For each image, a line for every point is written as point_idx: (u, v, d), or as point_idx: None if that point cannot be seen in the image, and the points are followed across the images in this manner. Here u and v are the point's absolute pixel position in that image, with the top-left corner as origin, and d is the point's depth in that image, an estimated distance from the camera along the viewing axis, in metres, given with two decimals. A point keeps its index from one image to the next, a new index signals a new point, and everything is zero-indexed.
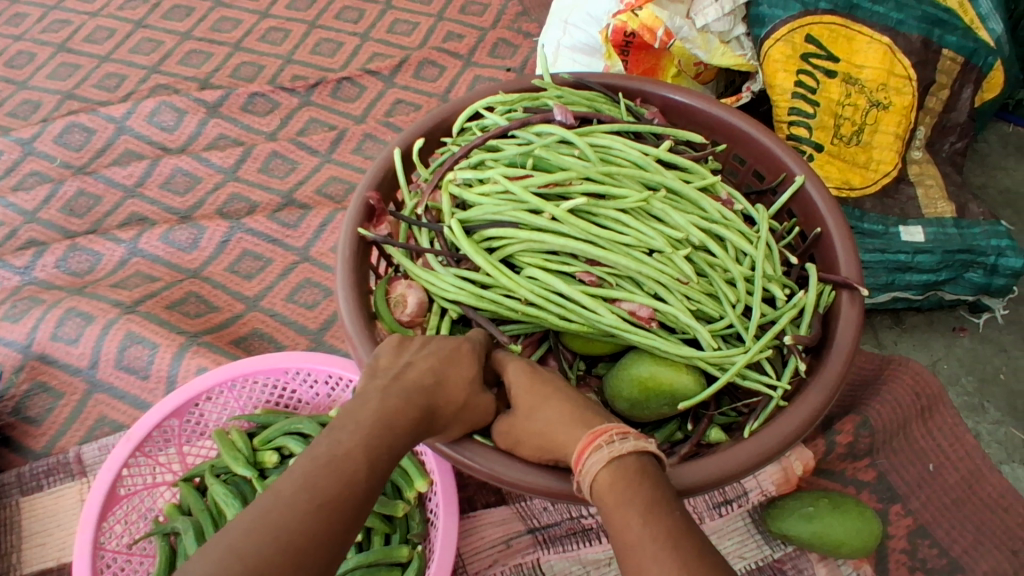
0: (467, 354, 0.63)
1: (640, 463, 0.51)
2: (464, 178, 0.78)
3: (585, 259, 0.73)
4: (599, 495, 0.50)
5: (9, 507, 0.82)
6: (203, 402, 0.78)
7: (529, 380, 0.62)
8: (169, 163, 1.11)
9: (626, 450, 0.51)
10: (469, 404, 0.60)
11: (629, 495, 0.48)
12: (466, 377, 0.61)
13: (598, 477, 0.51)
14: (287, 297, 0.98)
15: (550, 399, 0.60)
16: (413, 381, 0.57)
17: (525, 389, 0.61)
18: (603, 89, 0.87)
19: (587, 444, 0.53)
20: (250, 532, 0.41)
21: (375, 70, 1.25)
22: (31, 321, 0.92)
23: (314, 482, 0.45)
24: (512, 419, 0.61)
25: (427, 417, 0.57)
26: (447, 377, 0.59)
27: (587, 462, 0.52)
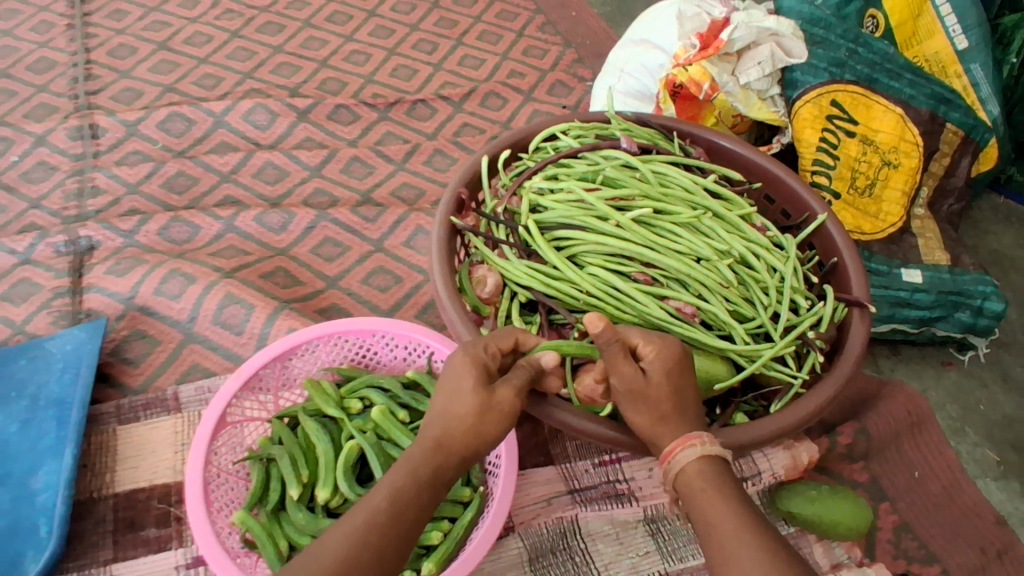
0: (461, 366, 0.63)
1: (718, 464, 0.62)
2: (539, 187, 0.93)
3: (640, 262, 0.87)
4: (687, 481, 0.61)
5: (107, 432, 0.92)
6: (297, 355, 0.89)
7: (668, 367, 0.65)
8: (260, 157, 1.24)
9: (714, 450, 0.62)
10: (487, 408, 0.62)
11: (717, 488, 0.60)
12: (473, 388, 0.62)
13: (689, 469, 0.61)
14: (362, 280, 1.11)
15: (673, 398, 0.64)
16: (433, 419, 0.63)
17: (654, 371, 0.64)
18: (660, 128, 1.03)
19: (680, 440, 0.62)
20: (303, 557, 0.57)
21: (447, 96, 1.41)
22: (135, 277, 1.05)
23: (348, 518, 0.59)
24: (637, 386, 0.63)
25: (437, 445, 0.61)
26: (454, 400, 0.62)
27: (681, 454, 0.62)
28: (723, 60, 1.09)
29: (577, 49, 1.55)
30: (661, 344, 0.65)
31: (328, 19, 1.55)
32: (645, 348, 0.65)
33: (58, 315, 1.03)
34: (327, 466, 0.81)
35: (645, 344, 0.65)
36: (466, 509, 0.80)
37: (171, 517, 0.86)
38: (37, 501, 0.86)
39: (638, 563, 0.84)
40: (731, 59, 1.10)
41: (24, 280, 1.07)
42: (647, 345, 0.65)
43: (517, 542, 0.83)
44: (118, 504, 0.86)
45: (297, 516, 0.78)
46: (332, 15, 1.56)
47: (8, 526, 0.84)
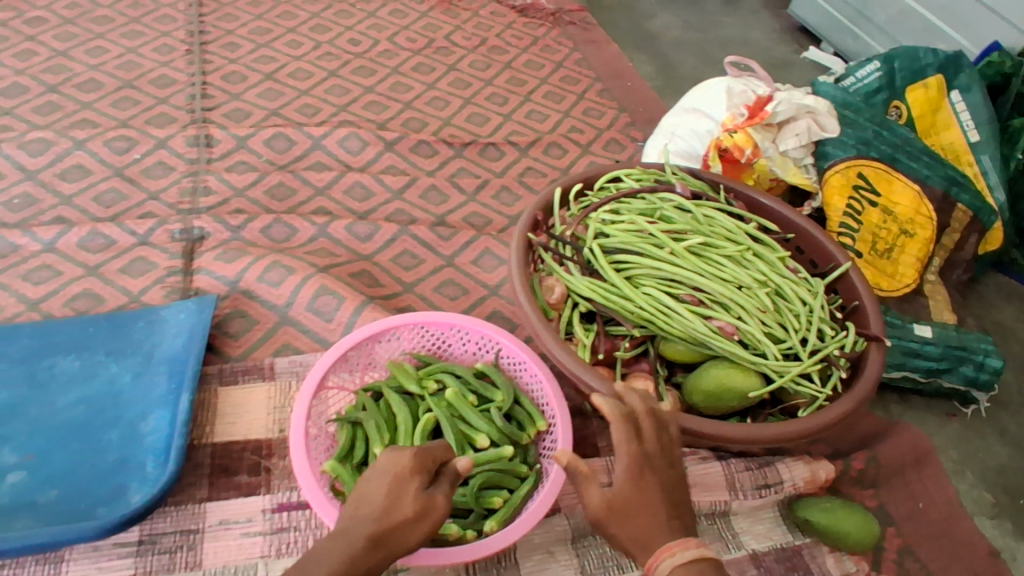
0: (408, 473, 0.72)
1: (702, 571, 0.65)
2: (603, 219, 1.10)
3: (688, 286, 1.02)
4: None
5: (209, 391, 1.04)
6: (383, 340, 1.03)
7: (636, 473, 0.70)
8: (351, 177, 1.42)
9: (691, 556, 0.66)
10: (425, 510, 0.71)
11: None
12: (417, 493, 0.71)
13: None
14: (434, 288, 1.26)
15: (645, 509, 0.68)
16: (371, 516, 0.70)
17: (624, 487, 0.69)
18: (709, 181, 1.19)
19: (657, 553, 0.66)
20: None
21: (515, 143, 1.60)
22: (242, 265, 1.20)
23: None
24: (612, 500, 0.68)
25: (377, 539, 0.68)
26: (398, 500, 0.70)
27: (660, 563, 0.66)
28: (765, 130, 1.27)
29: (630, 114, 1.74)
30: (625, 451, 0.71)
31: (414, 69, 1.76)
32: (615, 455, 0.70)
33: (170, 290, 1.18)
34: (407, 430, 0.95)
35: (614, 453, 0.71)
36: (523, 482, 0.92)
37: (262, 468, 0.97)
38: (144, 441, 0.96)
39: None
40: (771, 130, 1.27)
41: (140, 258, 1.21)
42: (618, 458, 0.70)
43: (563, 521, 0.96)
44: (216, 452, 0.98)
45: None
46: (417, 66, 1.77)
47: (117, 459, 0.95)
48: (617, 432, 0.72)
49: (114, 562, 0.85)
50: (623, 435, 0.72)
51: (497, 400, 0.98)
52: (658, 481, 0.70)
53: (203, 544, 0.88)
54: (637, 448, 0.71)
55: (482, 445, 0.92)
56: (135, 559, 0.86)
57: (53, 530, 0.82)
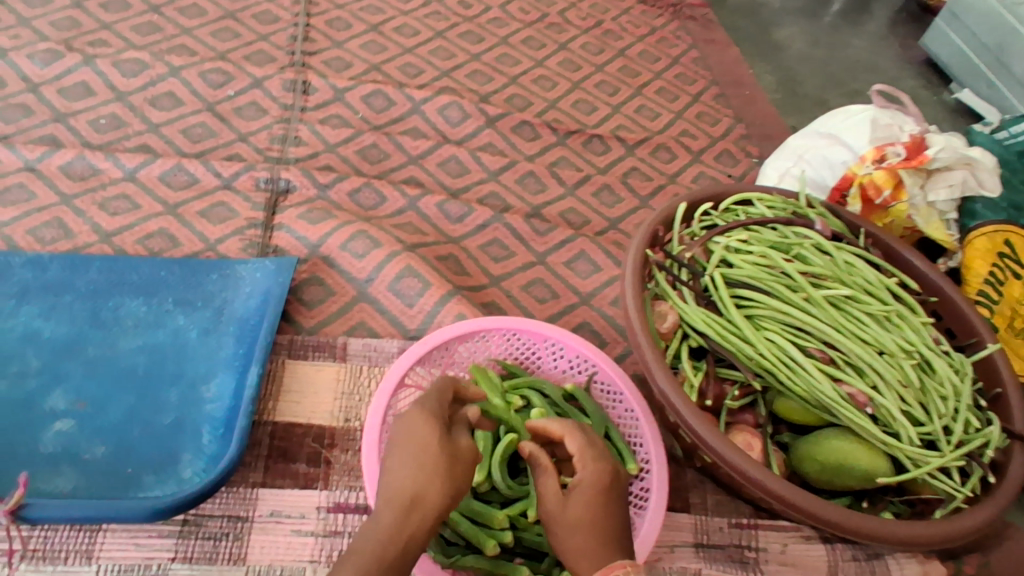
0: (424, 427, 0.70)
1: None
2: (729, 245, 0.99)
3: (818, 340, 0.91)
4: None
5: (276, 362, 0.97)
6: (470, 340, 0.95)
7: (601, 487, 0.72)
8: (448, 150, 1.33)
9: None
10: (451, 459, 0.69)
11: None
12: (439, 443, 0.69)
13: None
14: (523, 286, 1.16)
15: (601, 524, 0.70)
16: (401, 480, 0.67)
17: (586, 492, 0.71)
18: (848, 222, 1.07)
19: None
20: None
21: (622, 138, 1.48)
22: (326, 228, 1.12)
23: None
24: (563, 510, 0.71)
25: (411, 499, 0.66)
26: (425, 461, 0.68)
27: None
28: (917, 173, 1.14)
29: (747, 126, 1.60)
30: (594, 464, 0.73)
31: (524, 41, 1.64)
32: (584, 465, 0.73)
33: (248, 244, 1.11)
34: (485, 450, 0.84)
35: (582, 465, 0.74)
36: None
37: (321, 459, 0.90)
38: (204, 408, 0.90)
39: None
40: (923, 175, 1.14)
41: (222, 203, 1.15)
42: (585, 468, 0.73)
43: None
44: (275, 433, 0.91)
45: None
46: (528, 39, 1.65)
47: (173, 422, 0.88)
48: (586, 445, 0.76)
49: (155, 540, 0.80)
50: (592, 451, 0.75)
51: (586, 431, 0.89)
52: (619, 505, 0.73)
53: (251, 535, 0.83)
54: (606, 465, 0.74)
55: None
56: (177, 541, 0.81)
57: (99, 505, 0.75)
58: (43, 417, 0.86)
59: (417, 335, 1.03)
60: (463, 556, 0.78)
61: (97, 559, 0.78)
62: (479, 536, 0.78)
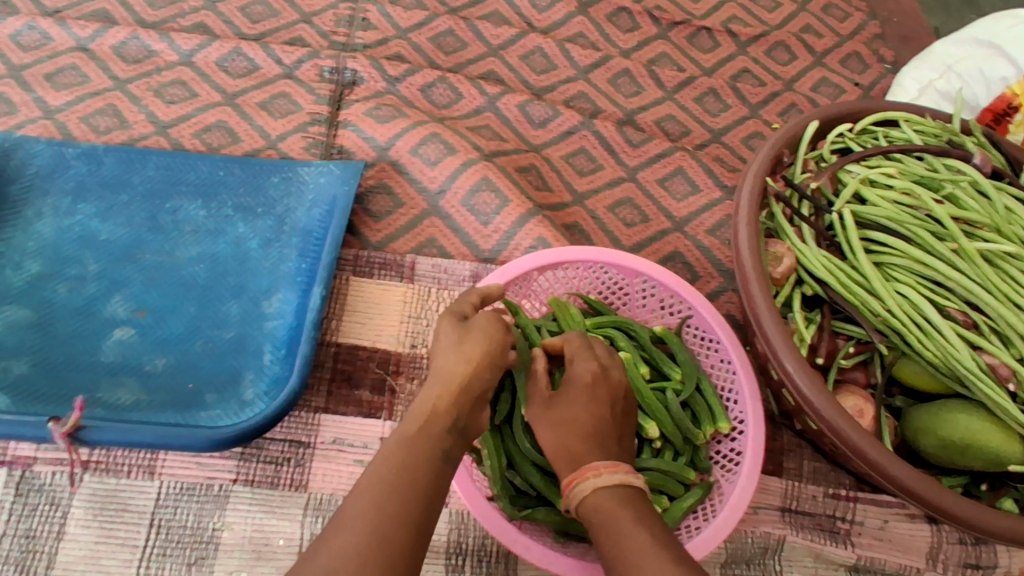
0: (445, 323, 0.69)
1: (626, 495, 0.58)
2: (865, 177, 0.84)
3: (960, 299, 0.78)
4: (585, 518, 0.59)
5: (340, 279, 0.90)
6: (552, 271, 0.84)
7: (588, 382, 0.68)
8: (533, 40, 1.17)
9: (612, 481, 0.59)
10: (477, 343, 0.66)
11: (611, 519, 0.56)
12: (463, 333, 0.67)
13: (585, 503, 0.59)
14: (609, 206, 1.03)
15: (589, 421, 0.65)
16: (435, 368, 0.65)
17: (578, 386, 0.68)
18: (1010, 159, 0.89)
19: (575, 475, 0.61)
20: (351, 510, 0.53)
21: (734, 33, 1.26)
22: (396, 129, 1.01)
23: (381, 470, 0.56)
24: (550, 410, 0.67)
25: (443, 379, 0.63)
26: (451, 354, 0.65)
27: (575, 489, 0.60)
28: None
29: (883, 23, 1.35)
30: (586, 359, 0.70)
31: None
32: (574, 364, 0.70)
33: (311, 142, 1.02)
34: None
35: (573, 361, 0.70)
36: (689, 493, 0.76)
37: (386, 387, 0.84)
38: (265, 325, 0.85)
39: None
40: None
41: (284, 95, 1.05)
42: (581, 363, 0.70)
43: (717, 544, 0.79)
44: (339, 355, 0.86)
45: (523, 440, 0.74)
46: None
47: (234, 338, 0.85)
48: (585, 343, 0.72)
49: (217, 460, 0.79)
50: (584, 351, 0.71)
51: (674, 381, 0.81)
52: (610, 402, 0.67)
53: (312, 462, 0.80)
54: (597, 362, 0.70)
55: (651, 436, 0.77)
56: (238, 463, 0.79)
57: (161, 430, 0.74)
58: (104, 324, 0.84)
59: (491, 257, 0.94)
60: (534, 508, 0.73)
61: (159, 475, 0.78)
62: (552, 490, 0.73)
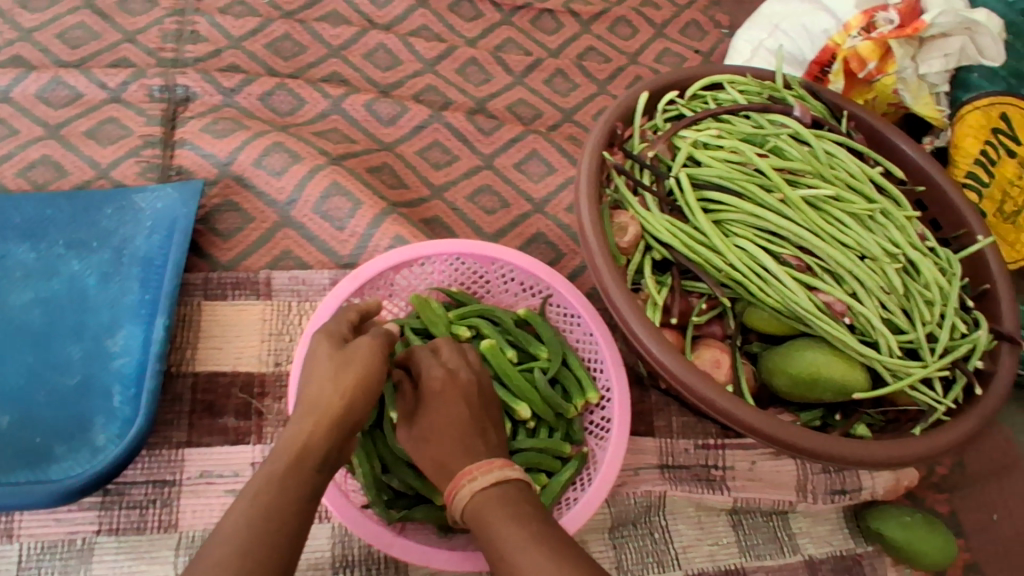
0: (320, 344, 0.65)
1: (503, 492, 0.57)
2: (697, 140, 0.87)
3: (794, 245, 0.82)
4: (468, 526, 0.58)
5: (191, 305, 0.86)
6: (408, 268, 0.83)
7: (437, 388, 0.68)
8: (375, 37, 1.15)
9: (486, 482, 0.58)
10: (354, 367, 0.63)
11: (488, 520, 0.55)
12: (341, 358, 0.63)
13: (465, 510, 0.58)
14: (468, 196, 1.03)
15: (447, 421, 0.65)
16: (307, 394, 0.61)
17: (436, 390, 0.67)
18: (829, 105, 0.95)
19: (453, 484, 0.59)
20: (217, 548, 0.49)
21: (576, 12, 1.29)
22: (236, 142, 0.97)
23: (251, 504, 0.52)
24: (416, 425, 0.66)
25: (317, 409, 0.60)
26: (328, 381, 0.61)
27: (455, 499, 0.59)
28: (905, 44, 1.01)
29: None
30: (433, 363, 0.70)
31: None
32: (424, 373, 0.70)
33: (147, 167, 0.96)
34: None
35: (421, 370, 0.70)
36: (565, 465, 0.77)
37: (252, 410, 0.81)
38: (112, 364, 0.80)
39: (716, 552, 0.83)
40: (915, 44, 1.01)
41: (112, 120, 0.99)
42: (431, 366, 0.70)
43: (603, 508, 0.82)
44: (197, 384, 0.82)
45: (394, 442, 0.73)
46: None
47: (80, 382, 0.79)
48: (433, 347, 0.72)
49: (76, 513, 0.74)
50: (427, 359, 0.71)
51: (541, 359, 0.82)
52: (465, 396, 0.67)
53: (180, 500, 0.76)
54: (445, 367, 0.70)
55: (523, 417, 0.78)
56: (100, 513, 0.74)
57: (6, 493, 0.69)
58: None
59: (351, 263, 0.92)
60: (412, 508, 0.73)
61: (18, 537, 0.73)
62: (428, 487, 0.72)
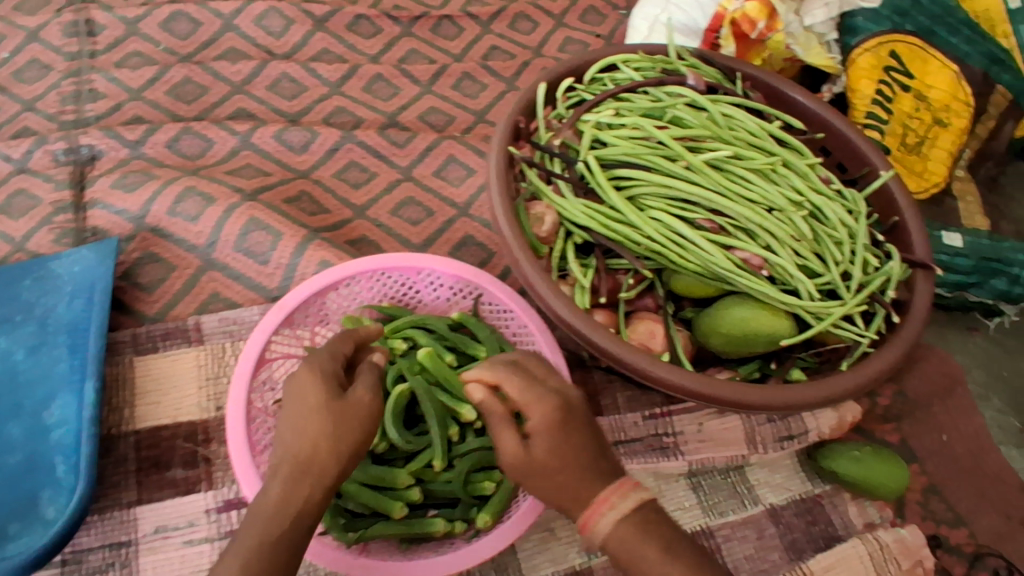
0: (311, 385, 0.60)
1: (645, 517, 0.57)
2: (600, 122, 0.89)
3: (706, 208, 0.84)
4: (610, 550, 0.57)
5: (124, 363, 0.85)
6: (334, 292, 0.83)
7: (551, 426, 0.59)
8: (276, 67, 1.15)
9: (628, 507, 0.57)
10: (348, 414, 0.59)
11: (638, 548, 0.56)
12: (333, 405, 0.59)
13: (608, 536, 0.57)
14: (391, 210, 1.04)
15: (576, 460, 0.58)
16: (291, 443, 0.58)
17: (547, 426, 0.59)
18: (723, 68, 0.97)
19: (591, 510, 0.57)
20: None
21: (475, 14, 1.30)
22: (147, 194, 0.95)
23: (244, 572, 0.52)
24: (530, 458, 0.58)
25: (305, 464, 0.57)
26: (317, 435, 0.58)
27: (597, 526, 0.57)
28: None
29: None
30: (544, 400, 0.60)
31: None
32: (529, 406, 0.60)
33: (61, 232, 0.95)
34: None
35: (527, 406, 0.60)
36: None
37: (199, 458, 0.81)
38: (51, 437, 0.78)
39: (681, 516, 0.84)
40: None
41: (19, 191, 0.98)
42: (538, 404, 0.59)
43: None
44: (140, 442, 0.81)
45: None
46: None
47: (21, 459, 0.77)
48: (528, 384, 0.60)
49: None
50: (536, 389, 0.60)
51: (481, 358, 0.81)
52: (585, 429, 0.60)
53: (139, 559, 0.75)
54: (555, 393, 0.61)
55: (469, 418, 0.76)
56: None
57: None
58: None
59: (281, 295, 0.92)
60: (369, 527, 0.72)
61: None
62: (383, 502, 0.72)
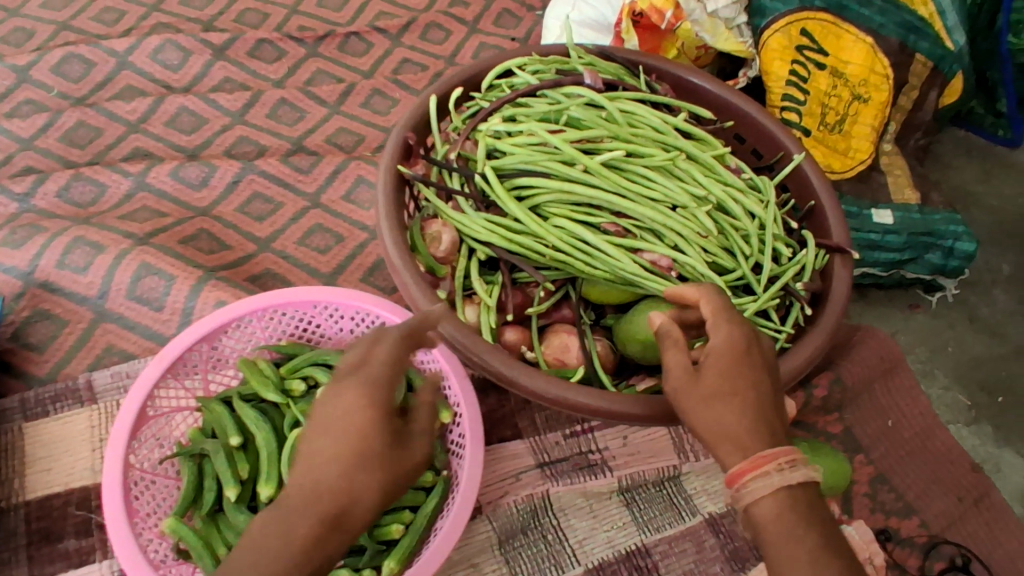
0: (354, 402, 0.48)
1: (806, 493, 0.52)
2: (496, 130, 0.84)
3: (610, 211, 0.81)
4: (759, 520, 0.52)
5: (12, 431, 0.79)
6: (223, 336, 0.77)
7: (734, 358, 0.56)
8: (174, 102, 1.11)
9: (796, 479, 0.52)
10: (401, 462, 0.49)
11: (798, 531, 0.50)
12: (386, 439, 0.48)
13: (762, 502, 0.52)
14: (298, 240, 1.00)
15: (737, 392, 0.55)
16: (322, 482, 0.46)
17: (726, 357, 0.56)
18: (626, 63, 0.93)
19: (749, 468, 0.52)
20: None
21: (383, 28, 1.26)
22: (33, 248, 0.89)
23: None
24: (696, 384, 0.56)
25: (338, 520, 0.45)
26: (365, 480, 0.46)
27: (751, 485, 0.52)
28: None
29: None
30: (729, 328, 0.58)
31: None
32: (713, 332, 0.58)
33: None
34: (271, 458, 0.72)
35: (713, 330, 0.58)
36: (431, 494, 0.72)
37: (93, 526, 0.76)
38: None
39: (614, 536, 0.79)
40: None
41: None
42: (719, 330, 0.58)
43: (486, 526, 0.78)
44: (31, 515, 0.76)
45: (238, 519, 0.69)
46: None
47: None
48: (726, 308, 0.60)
49: None
50: (750, 334, 0.58)
51: None
52: (763, 372, 0.57)
53: None
54: (745, 329, 0.59)
55: None
56: None
57: None
58: None
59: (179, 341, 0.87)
60: None
61: None
62: None
